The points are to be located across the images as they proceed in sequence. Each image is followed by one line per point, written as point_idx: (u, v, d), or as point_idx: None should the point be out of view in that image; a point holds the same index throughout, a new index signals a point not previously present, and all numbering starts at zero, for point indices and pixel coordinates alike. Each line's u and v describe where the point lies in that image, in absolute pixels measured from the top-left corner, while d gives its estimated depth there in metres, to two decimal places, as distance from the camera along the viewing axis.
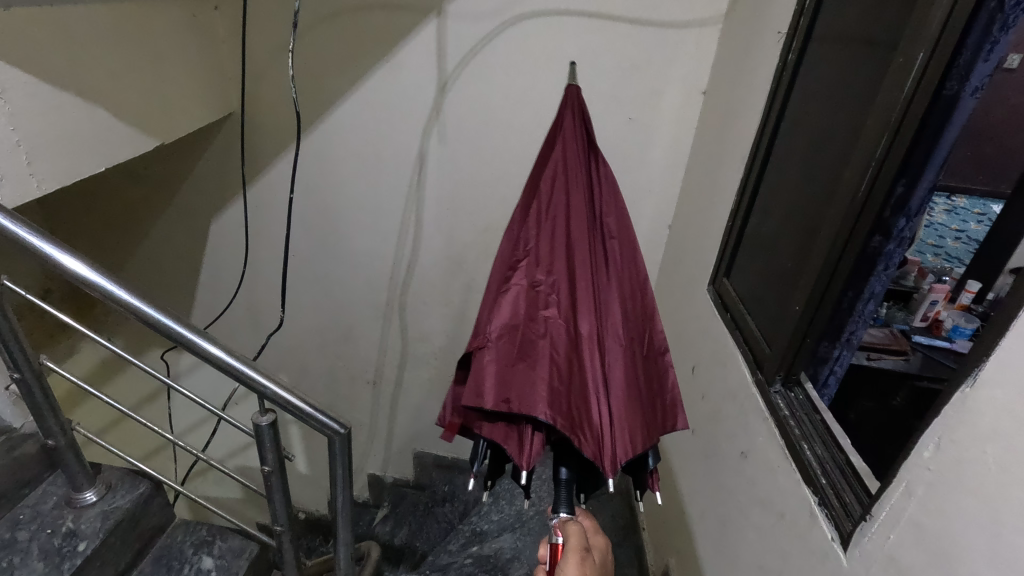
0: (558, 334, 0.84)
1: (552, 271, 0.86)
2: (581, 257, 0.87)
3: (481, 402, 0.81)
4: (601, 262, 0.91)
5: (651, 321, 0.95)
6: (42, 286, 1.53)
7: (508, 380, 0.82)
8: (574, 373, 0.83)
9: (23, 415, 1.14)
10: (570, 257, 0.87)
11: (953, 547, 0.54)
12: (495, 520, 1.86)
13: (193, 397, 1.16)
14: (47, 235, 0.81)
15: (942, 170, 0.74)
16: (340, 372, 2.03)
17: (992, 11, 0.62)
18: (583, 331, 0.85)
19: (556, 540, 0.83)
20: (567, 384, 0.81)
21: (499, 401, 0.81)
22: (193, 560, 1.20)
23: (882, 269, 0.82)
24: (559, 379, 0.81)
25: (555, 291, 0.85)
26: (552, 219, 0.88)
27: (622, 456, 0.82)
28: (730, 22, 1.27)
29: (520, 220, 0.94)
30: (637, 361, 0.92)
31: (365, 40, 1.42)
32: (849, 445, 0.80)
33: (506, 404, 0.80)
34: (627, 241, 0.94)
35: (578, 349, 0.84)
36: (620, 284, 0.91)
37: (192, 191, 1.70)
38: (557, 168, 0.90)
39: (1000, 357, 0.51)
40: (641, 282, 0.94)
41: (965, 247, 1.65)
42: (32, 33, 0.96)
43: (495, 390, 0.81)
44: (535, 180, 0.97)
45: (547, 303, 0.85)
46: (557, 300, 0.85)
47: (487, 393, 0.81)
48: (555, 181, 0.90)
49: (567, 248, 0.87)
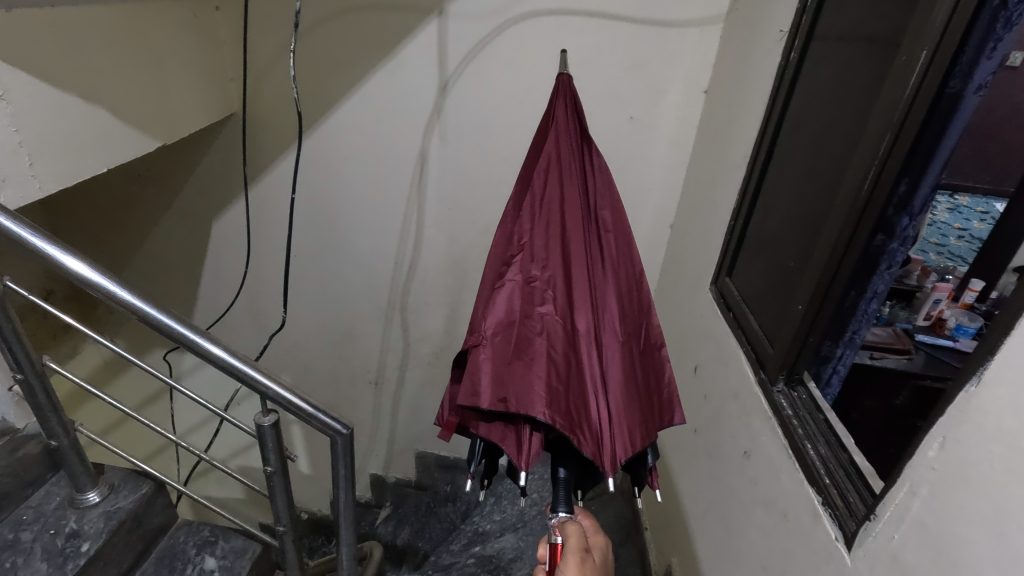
0: (555, 330, 0.83)
1: (548, 268, 0.85)
2: (578, 253, 0.86)
3: (478, 401, 0.81)
4: (598, 257, 0.90)
5: (647, 316, 0.95)
6: (45, 287, 1.53)
7: (504, 379, 0.82)
8: (572, 370, 0.83)
9: (26, 416, 1.12)
10: (566, 253, 0.86)
11: (957, 547, 0.54)
12: (497, 520, 1.87)
13: (196, 398, 1.14)
14: (50, 236, 0.81)
15: (946, 169, 0.74)
16: (342, 373, 2.03)
17: (996, 8, 0.61)
18: (580, 328, 0.84)
19: (556, 540, 0.82)
20: (565, 382, 0.81)
21: (496, 400, 0.81)
22: (196, 560, 1.20)
23: (885, 268, 0.82)
24: (557, 377, 0.81)
25: (551, 287, 0.85)
26: (547, 213, 0.87)
27: (621, 453, 0.82)
28: (732, 21, 1.27)
29: (514, 214, 0.93)
30: (635, 355, 0.92)
31: (366, 40, 1.42)
32: (853, 444, 0.80)
33: (504, 403, 0.81)
34: (623, 236, 0.94)
35: (575, 346, 0.84)
36: (616, 279, 0.91)
37: (194, 192, 1.70)
38: (551, 159, 0.88)
39: (1005, 356, 0.51)
40: (636, 276, 0.94)
41: (967, 246, 1.65)
42: (33, 35, 0.97)
43: (492, 389, 0.81)
44: (528, 171, 0.96)
45: (543, 299, 0.85)
46: (553, 297, 0.85)
47: (484, 392, 0.81)
48: (550, 174, 0.88)
49: (563, 244, 0.86)
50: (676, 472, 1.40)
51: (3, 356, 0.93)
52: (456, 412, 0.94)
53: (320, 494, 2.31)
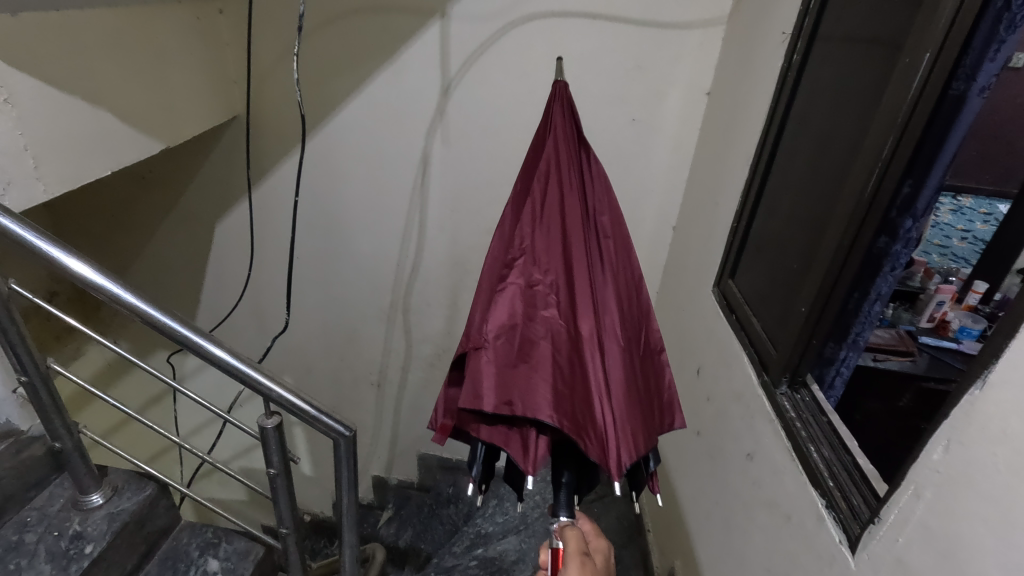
0: (558, 334, 0.84)
1: (549, 272, 0.85)
2: (578, 256, 0.87)
3: (481, 404, 0.80)
4: (597, 261, 0.90)
5: (647, 320, 0.96)
6: (49, 289, 1.53)
7: (508, 383, 0.81)
8: (576, 373, 0.83)
9: (30, 418, 1.15)
10: (567, 257, 0.87)
11: (962, 549, 0.53)
12: (499, 522, 1.86)
13: (200, 400, 1.13)
14: (54, 239, 0.82)
15: (950, 170, 0.74)
16: (344, 375, 2.03)
17: (999, 9, 0.61)
18: (583, 332, 0.84)
19: (556, 545, 0.81)
20: (569, 385, 0.82)
21: (500, 403, 0.80)
22: (199, 562, 1.20)
23: (889, 270, 0.81)
24: (560, 380, 0.82)
25: (554, 291, 0.85)
26: (548, 218, 0.87)
27: (627, 459, 0.80)
28: (734, 22, 1.27)
29: (514, 220, 0.94)
30: (636, 360, 0.92)
31: (369, 43, 1.43)
32: (857, 447, 0.80)
33: (508, 406, 0.80)
34: (622, 240, 0.95)
35: (578, 350, 0.84)
36: (616, 282, 0.91)
37: (197, 195, 1.71)
38: (551, 166, 0.90)
39: (1010, 359, 0.51)
40: (636, 280, 0.95)
41: (971, 248, 1.63)
42: (39, 38, 0.97)
43: (496, 392, 0.81)
44: (526, 179, 0.97)
45: (545, 304, 0.85)
46: (555, 301, 0.85)
47: (488, 395, 0.80)
48: (549, 180, 0.89)
49: (565, 248, 0.87)
50: (678, 474, 1.40)
51: (7, 359, 0.93)
52: (451, 415, 0.95)
53: (322, 496, 2.31)
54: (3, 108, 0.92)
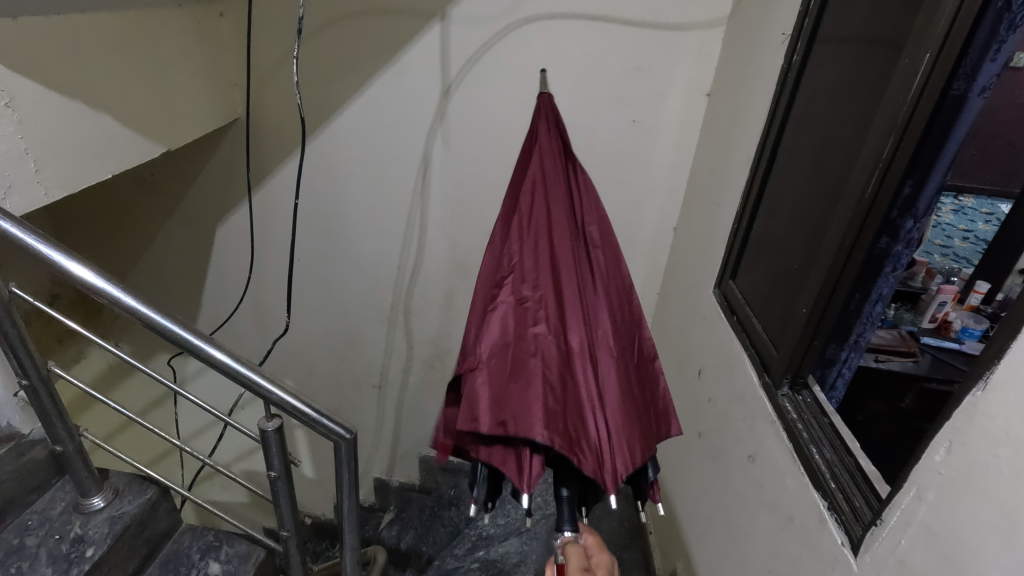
0: (549, 350, 0.83)
1: (536, 287, 0.85)
2: (567, 270, 0.88)
3: (476, 425, 0.78)
4: (586, 273, 0.91)
5: (639, 329, 0.96)
6: (51, 292, 1.54)
7: (503, 401, 0.80)
8: (569, 387, 0.82)
9: (33, 421, 1.12)
10: (557, 270, 0.87)
11: (964, 550, 0.53)
12: (500, 524, 1.85)
13: (201, 403, 1.13)
14: (54, 242, 0.82)
15: (951, 170, 0.73)
16: (345, 377, 2.03)
17: (998, 10, 0.62)
18: (573, 345, 0.84)
19: (559, 562, 0.84)
20: (561, 402, 0.80)
21: (495, 423, 0.79)
22: (200, 565, 1.20)
23: (890, 271, 0.81)
24: (552, 397, 0.80)
25: (544, 305, 0.85)
26: (535, 233, 0.88)
27: (622, 471, 0.82)
28: (734, 24, 1.27)
29: (501, 237, 0.95)
30: (630, 370, 0.93)
31: (369, 46, 1.43)
32: (860, 448, 0.80)
33: (502, 427, 0.78)
34: (611, 249, 0.97)
35: (570, 364, 0.84)
36: (606, 294, 0.92)
37: (198, 197, 1.71)
38: (536, 181, 0.92)
39: (1012, 359, 0.50)
40: (627, 289, 0.96)
41: (973, 247, 1.61)
42: (40, 42, 0.98)
43: (491, 412, 0.79)
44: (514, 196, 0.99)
45: (535, 319, 0.84)
46: (545, 316, 0.84)
47: (483, 416, 0.79)
48: (535, 194, 0.91)
49: (553, 262, 0.88)
50: (680, 476, 1.40)
51: (8, 361, 0.93)
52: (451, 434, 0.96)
53: (324, 499, 2.31)
54: (4, 112, 0.92)
